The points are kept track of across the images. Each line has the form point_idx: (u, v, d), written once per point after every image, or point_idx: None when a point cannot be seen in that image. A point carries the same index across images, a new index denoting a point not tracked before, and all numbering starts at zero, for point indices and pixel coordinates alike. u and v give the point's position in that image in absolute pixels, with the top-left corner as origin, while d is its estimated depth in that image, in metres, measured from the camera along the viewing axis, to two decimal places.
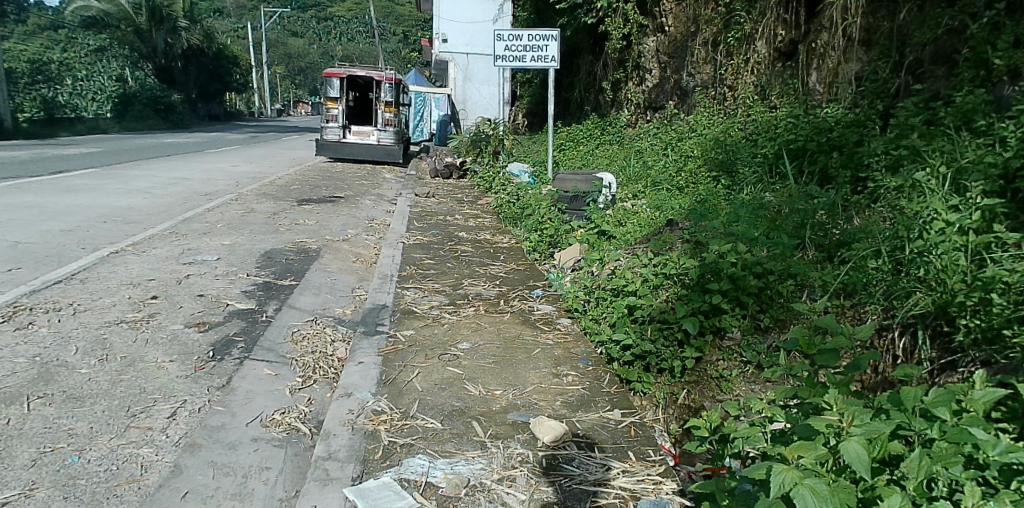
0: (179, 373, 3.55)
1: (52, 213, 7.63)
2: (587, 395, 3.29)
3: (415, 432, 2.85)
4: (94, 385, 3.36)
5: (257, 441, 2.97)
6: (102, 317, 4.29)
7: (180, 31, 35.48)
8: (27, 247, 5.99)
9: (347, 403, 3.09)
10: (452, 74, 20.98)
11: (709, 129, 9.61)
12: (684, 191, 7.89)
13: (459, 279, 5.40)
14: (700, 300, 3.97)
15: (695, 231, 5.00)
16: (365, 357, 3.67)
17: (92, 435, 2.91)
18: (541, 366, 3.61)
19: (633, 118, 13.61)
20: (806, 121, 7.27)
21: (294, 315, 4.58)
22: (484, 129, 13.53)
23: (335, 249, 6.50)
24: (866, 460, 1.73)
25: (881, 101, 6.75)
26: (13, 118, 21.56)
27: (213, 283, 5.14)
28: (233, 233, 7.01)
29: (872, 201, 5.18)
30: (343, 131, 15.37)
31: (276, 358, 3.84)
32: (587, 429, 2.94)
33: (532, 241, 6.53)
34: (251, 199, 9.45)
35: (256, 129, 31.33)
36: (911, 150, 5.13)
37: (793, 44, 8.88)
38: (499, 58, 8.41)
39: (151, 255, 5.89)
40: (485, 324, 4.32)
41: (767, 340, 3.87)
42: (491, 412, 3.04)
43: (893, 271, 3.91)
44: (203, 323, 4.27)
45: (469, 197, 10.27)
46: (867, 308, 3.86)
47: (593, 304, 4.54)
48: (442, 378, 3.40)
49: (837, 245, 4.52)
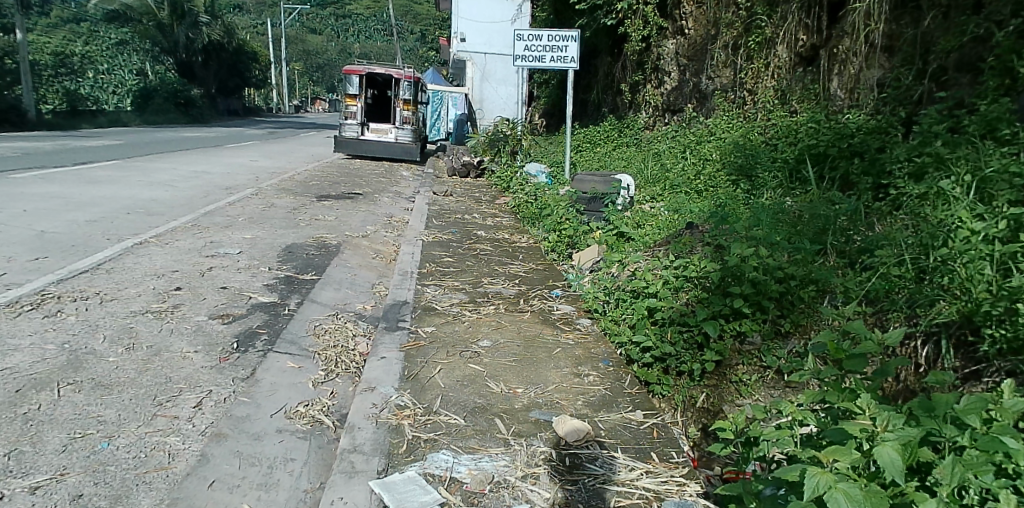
0: (204, 364, 3.59)
1: (76, 203, 7.76)
2: (609, 395, 3.27)
3: (438, 427, 2.85)
4: (122, 373, 3.41)
5: (282, 432, 3.01)
6: (128, 307, 4.35)
7: (202, 26, 36.07)
8: (53, 237, 6.09)
9: (370, 398, 3.09)
10: (469, 73, 20.97)
11: (728, 132, 9.64)
12: (702, 194, 7.89)
13: (478, 277, 5.41)
14: (721, 303, 4.13)
15: (715, 235, 5.07)
16: (387, 352, 3.67)
17: (120, 422, 2.95)
18: (562, 366, 3.59)
19: (651, 120, 13.60)
20: (829, 126, 7.31)
21: (316, 309, 4.63)
22: (502, 130, 13.62)
23: (356, 245, 6.56)
24: (900, 465, 1.72)
25: (904, 108, 6.79)
26: (38, 111, 21.95)
27: (235, 277, 5.20)
28: (254, 227, 7.07)
29: (895, 208, 5.26)
30: (360, 128, 15.47)
31: (298, 351, 3.88)
32: (610, 429, 2.93)
33: (551, 241, 6.56)
34: (271, 193, 9.55)
35: (274, 126, 31.55)
36: (935, 158, 5.19)
37: (815, 49, 8.86)
38: (519, 58, 8.42)
39: (174, 247, 5.97)
40: (505, 322, 4.31)
41: (787, 345, 4.00)
42: (513, 409, 3.03)
43: (917, 278, 3.98)
44: (227, 315, 4.33)
45: (487, 196, 10.32)
46: (890, 315, 3.93)
47: (613, 305, 4.64)
48: (464, 375, 3.40)
49: (861, 252, 4.58)
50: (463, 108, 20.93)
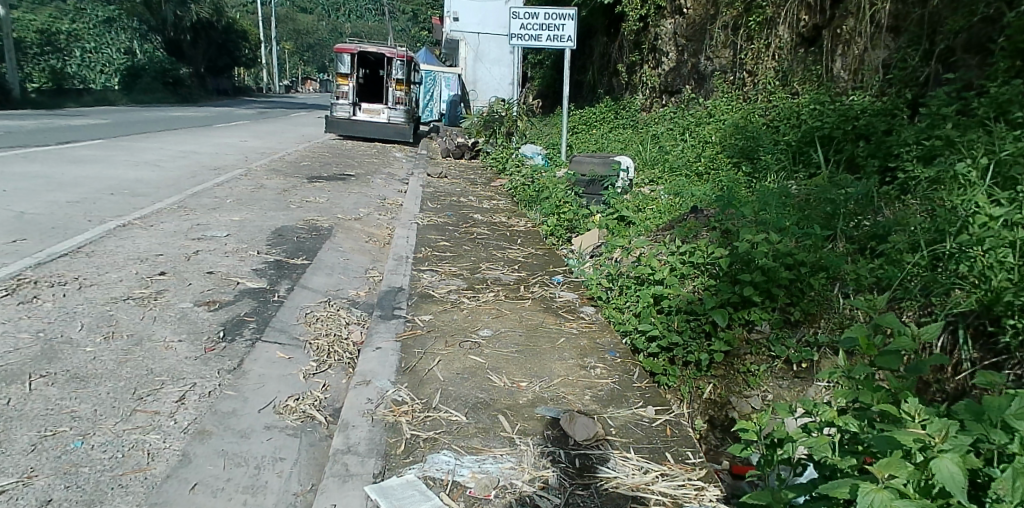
0: (188, 354, 3.39)
1: (58, 183, 7.49)
2: (617, 389, 3.09)
3: (438, 426, 2.66)
4: (99, 365, 3.21)
5: (271, 429, 2.82)
6: (108, 293, 4.14)
7: (190, 4, 35.41)
8: (32, 218, 5.84)
9: (365, 392, 2.89)
10: (463, 53, 20.43)
11: (728, 114, 9.44)
12: (702, 177, 7.70)
13: (476, 262, 5.22)
14: (730, 291, 3.97)
15: (722, 219, 4.90)
16: (382, 342, 3.47)
17: (96, 419, 2.75)
18: (567, 357, 3.41)
19: (648, 102, 13.37)
20: (832, 108, 7.13)
21: (307, 296, 4.42)
22: (497, 110, 13.19)
23: (348, 228, 6.34)
24: (961, 481, 1.55)
25: (910, 90, 6.63)
26: (22, 89, 21.50)
27: (222, 261, 4.98)
28: (243, 209, 6.84)
29: (902, 193, 5.15)
30: (352, 109, 15.16)
31: (289, 341, 3.69)
32: (621, 427, 2.75)
33: (550, 225, 6.34)
34: (261, 174, 9.29)
35: (265, 106, 31.10)
36: (945, 140, 5.07)
37: (817, 29, 8.64)
38: (514, 37, 8.16)
39: (159, 229, 5.74)
40: (506, 311, 4.12)
41: (796, 334, 3.92)
42: (517, 405, 2.85)
43: (930, 266, 3.82)
44: (213, 302, 4.12)
45: (482, 178, 10.09)
46: (903, 303, 3.80)
47: (617, 292, 4.46)
48: (464, 367, 3.22)
49: (870, 237, 4.42)
50: (457, 90, 20.65)
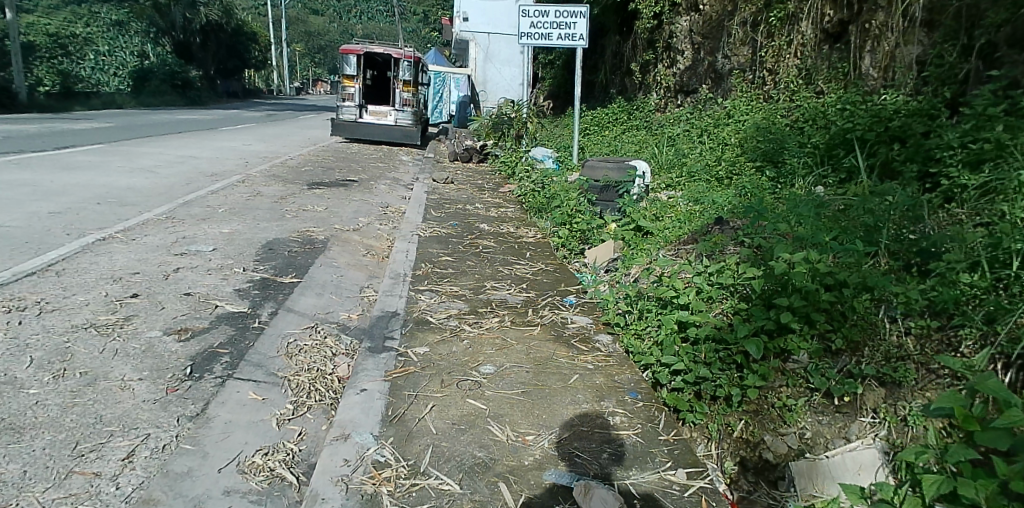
0: (145, 398, 2.96)
1: (44, 192, 7.12)
2: (641, 444, 2.64)
3: (425, 498, 2.23)
4: (41, 411, 2.78)
5: (229, 496, 2.38)
6: (71, 320, 3.73)
7: (198, 6, 35.27)
8: (7, 231, 5.46)
9: (342, 451, 2.46)
10: (472, 54, 19.92)
11: (748, 115, 8.96)
12: (724, 183, 7.21)
13: (479, 280, 4.77)
14: (764, 317, 3.46)
15: (751, 233, 4.43)
16: (368, 383, 3.03)
17: (23, 484, 2.33)
18: (580, 400, 2.95)
19: (662, 103, 12.89)
20: (863, 108, 6.62)
21: (291, 321, 3.98)
22: (506, 112, 12.69)
23: (344, 240, 5.92)
24: None
25: (948, 88, 6.09)
26: (29, 93, 21.31)
27: (203, 280, 4.56)
28: (234, 219, 6.44)
29: (947, 202, 4.65)
30: (359, 111, 14.79)
31: (264, 378, 3.24)
32: (645, 499, 2.30)
33: (561, 236, 5.92)
34: (259, 180, 8.89)
35: (274, 108, 30.86)
36: (996, 145, 4.58)
37: (843, 25, 8.14)
38: (523, 36, 7.71)
39: (140, 244, 5.33)
40: (512, 341, 3.66)
41: (838, 364, 3.33)
42: (521, 469, 2.41)
43: (990, 288, 3.39)
44: (185, 331, 3.69)
45: (490, 184, 9.64)
46: (961, 332, 3.27)
47: (636, 317, 3.99)
48: (461, 415, 2.77)
49: (916, 252, 3.85)
50: (465, 90, 20.25)
